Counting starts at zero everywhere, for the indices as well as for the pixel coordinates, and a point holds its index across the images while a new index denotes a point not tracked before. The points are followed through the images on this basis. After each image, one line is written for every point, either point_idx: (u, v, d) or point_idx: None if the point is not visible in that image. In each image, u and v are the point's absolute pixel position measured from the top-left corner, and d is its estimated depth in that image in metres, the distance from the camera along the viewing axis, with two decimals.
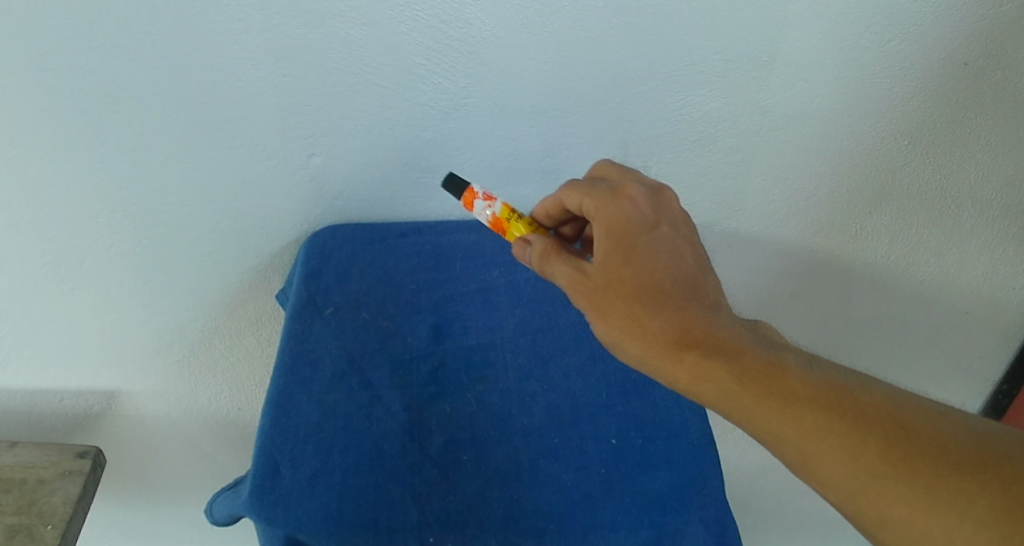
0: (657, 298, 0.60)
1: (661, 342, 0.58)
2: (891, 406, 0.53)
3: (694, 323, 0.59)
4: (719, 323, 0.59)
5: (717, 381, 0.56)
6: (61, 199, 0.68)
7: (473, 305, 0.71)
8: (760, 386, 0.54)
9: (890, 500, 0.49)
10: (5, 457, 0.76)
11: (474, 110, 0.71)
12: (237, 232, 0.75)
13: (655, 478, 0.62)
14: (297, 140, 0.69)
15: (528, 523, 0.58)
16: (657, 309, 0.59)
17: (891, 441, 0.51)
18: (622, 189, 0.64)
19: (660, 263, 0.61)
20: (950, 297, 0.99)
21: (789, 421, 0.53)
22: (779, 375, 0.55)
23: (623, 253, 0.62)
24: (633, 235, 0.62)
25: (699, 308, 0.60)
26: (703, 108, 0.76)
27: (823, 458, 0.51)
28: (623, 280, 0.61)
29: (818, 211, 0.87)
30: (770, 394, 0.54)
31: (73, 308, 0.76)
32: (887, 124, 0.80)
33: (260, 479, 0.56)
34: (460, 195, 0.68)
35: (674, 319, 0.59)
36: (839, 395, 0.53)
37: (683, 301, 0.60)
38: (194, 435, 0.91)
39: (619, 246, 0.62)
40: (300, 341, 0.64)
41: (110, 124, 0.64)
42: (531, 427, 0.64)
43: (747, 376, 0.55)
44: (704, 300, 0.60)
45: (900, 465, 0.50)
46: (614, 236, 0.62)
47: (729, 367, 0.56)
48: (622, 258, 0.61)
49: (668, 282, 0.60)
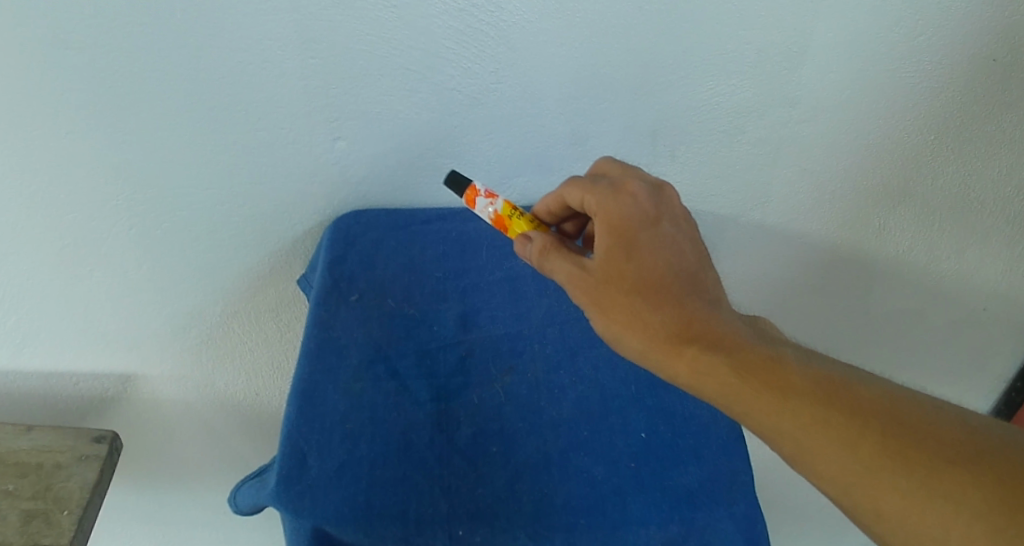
0: (657, 292, 0.59)
1: (660, 336, 0.57)
2: (891, 401, 0.51)
3: (693, 318, 0.57)
4: (719, 319, 0.58)
5: (715, 375, 0.54)
6: (82, 181, 0.67)
7: (499, 294, 0.69)
8: (757, 380, 0.53)
9: (887, 493, 0.48)
10: (22, 440, 0.75)
11: (502, 96, 0.70)
12: (259, 216, 0.73)
13: (685, 472, 0.61)
14: (321, 123, 0.68)
15: (558, 517, 0.58)
16: (657, 304, 0.58)
17: (888, 435, 0.50)
18: (623, 185, 0.63)
19: (660, 258, 0.60)
20: (970, 293, 0.97)
21: (787, 415, 0.52)
22: (778, 369, 0.54)
23: (623, 249, 0.60)
24: (633, 230, 0.61)
25: (698, 303, 0.58)
26: (734, 98, 0.74)
27: (819, 450, 0.50)
28: (624, 274, 0.59)
29: (844, 205, 0.85)
30: (768, 388, 0.53)
31: (91, 290, 0.75)
32: (918, 119, 0.78)
33: (286, 469, 0.55)
34: (461, 192, 0.66)
35: (672, 313, 0.58)
36: (836, 389, 0.52)
37: (682, 295, 0.59)
38: (210, 420, 0.90)
39: (620, 240, 0.61)
40: (326, 328, 0.63)
41: (133, 105, 0.63)
42: (560, 419, 0.63)
43: (745, 369, 0.54)
44: (703, 295, 0.59)
45: (898, 458, 0.49)
46: (615, 231, 0.61)
47: (728, 361, 0.54)
48: (624, 253, 0.60)
49: (669, 277, 0.59)
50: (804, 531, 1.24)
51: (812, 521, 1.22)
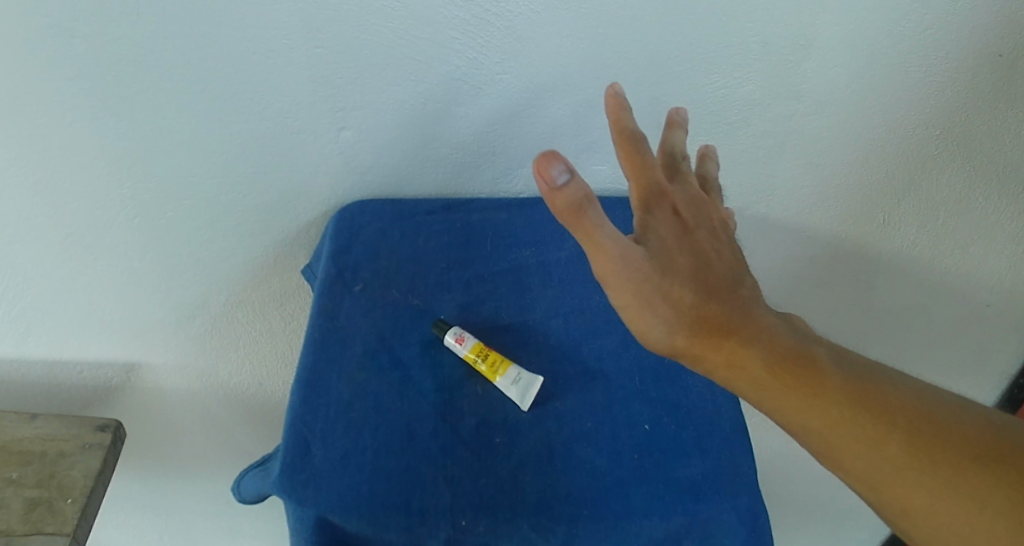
0: (699, 284, 0.54)
1: (698, 328, 0.53)
2: (917, 400, 0.52)
3: (733, 312, 0.54)
4: (755, 315, 0.55)
5: (753, 370, 0.52)
6: (88, 169, 0.68)
7: (504, 285, 0.68)
8: (792, 376, 0.52)
9: (913, 490, 0.48)
10: (26, 429, 0.75)
11: (508, 86, 0.70)
12: (264, 205, 0.74)
13: (689, 464, 0.59)
14: (326, 113, 0.68)
15: (562, 508, 0.56)
16: (697, 294, 0.54)
17: (914, 433, 0.50)
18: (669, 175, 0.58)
19: (702, 251, 0.56)
20: (969, 288, 0.95)
21: (816, 412, 0.51)
22: (812, 367, 0.53)
23: (668, 235, 0.55)
24: (675, 211, 0.56)
25: (737, 298, 0.55)
26: (738, 91, 0.74)
27: (848, 448, 0.50)
28: (670, 258, 0.54)
29: (849, 198, 0.85)
30: (803, 385, 0.52)
31: (97, 279, 0.76)
32: (922, 113, 0.78)
33: (290, 458, 0.55)
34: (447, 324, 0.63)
35: (712, 304, 0.54)
36: (864, 389, 0.52)
37: (722, 289, 0.55)
38: (214, 411, 0.90)
39: (663, 219, 0.55)
40: (330, 318, 0.63)
41: (138, 94, 0.64)
42: (564, 410, 0.61)
43: (781, 365, 0.52)
44: (740, 290, 0.56)
45: (923, 456, 0.49)
46: (658, 206, 0.55)
47: (765, 357, 0.52)
48: (668, 235, 0.55)
49: (710, 271, 0.55)
50: (810, 528, 1.23)
51: (818, 517, 1.21)
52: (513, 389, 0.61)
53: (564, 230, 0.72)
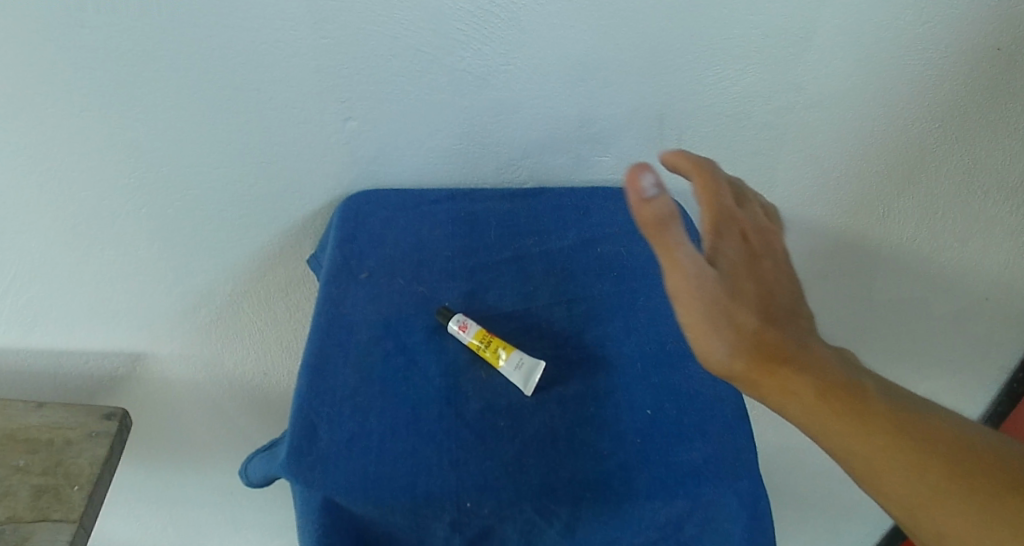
0: (760, 306, 0.54)
1: (754, 348, 0.52)
2: (966, 436, 0.51)
3: (791, 336, 0.54)
4: (813, 341, 0.54)
5: (807, 393, 0.51)
6: (96, 158, 0.69)
7: (507, 273, 0.69)
8: (844, 400, 0.51)
9: (949, 517, 0.48)
10: (32, 417, 0.75)
11: (512, 77, 0.70)
12: (269, 195, 0.74)
13: (691, 448, 0.59)
14: (332, 103, 0.69)
15: (566, 490, 0.56)
16: (756, 316, 0.53)
17: (958, 465, 0.49)
18: (742, 200, 0.60)
19: (768, 275, 0.56)
20: (970, 282, 0.95)
21: (863, 436, 0.50)
22: (866, 393, 0.52)
23: (735, 256, 0.56)
24: (743, 237, 0.57)
25: (795, 323, 0.55)
26: (739, 83, 0.75)
27: (890, 473, 0.49)
28: (735, 281, 0.54)
29: (849, 190, 0.86)
30: (853, 410, 0.51)
31: (104, 268, 0.77)
32: (921, 106, 0.78)
33: (297, 441, 0.56)
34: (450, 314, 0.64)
35: (772, 327, 0.53)
36: (915, 420, 0.51)
37: (782, 314, 0.55)
38: (218, 401, 0.91)
39: (731, 243, 0.56)
40: (335, 305, 0.64)
41: (146, 84, 0.65)
42: (567, 394, 0.61)
43: (834, 389, 0.52)
44: (799, 317, 0.56)
45: (964, 485, 0.48)
46: (726, 230, 0.57)
47: (818, 380, 0.52)
48: (735, 258, 0.56)
49: (772, 294, 0.55)
50: (811, 521, 1.23)
51: (819, 510, 1.22)
52: (516, 374, 0.61)
53: (566, 219, 0.73)
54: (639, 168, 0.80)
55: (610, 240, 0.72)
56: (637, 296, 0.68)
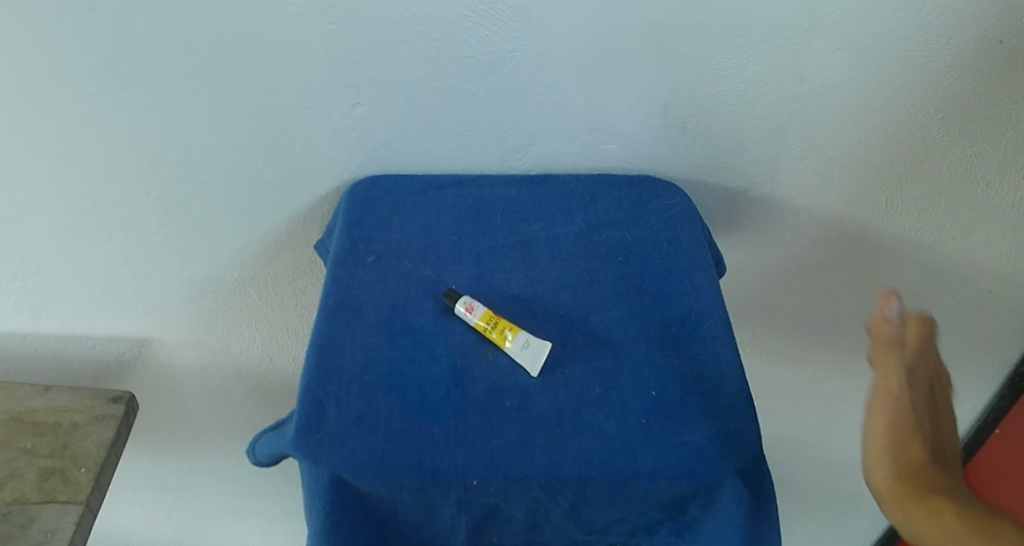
0: (927, 444, 0.64)
1: (915, 475, 0.62)
2: None
3: (941, 470, 0.63)
4: (954, 477, 0.63)
5: (946, 512, 0.60)
6: (105, 142, 0.69)
7: (514, 257, 0.70)
8: (981, 524, 0.59)
9: None
10: (39, 400, 0.76)
11: (519, 65, 0.71)
12: (277, 181, 0.75)
13: (696, 429, 0.58)
14: (341, 88, 0.70)
15: (570, 469, 0.56)
16: (924, 447, 0.63)
17: None
18: (940, 373, 0.71)
19: (935, 430, 0.66)
20: (973, 274, 0.95)
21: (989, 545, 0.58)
22: (999, 523, 0.59)
23: (918, 411, 0.66)
24: (931, 389, 0.69)
25: (944, 468, 0.63)
26: (743, 72, 0.75)
27: None
28: (910, 415, 0.65)
29: (853, 181, 0.85)
30: (987, 530, 0.59)
31: (113, 252, 0.78)
32: (926, 97, 0.79)
33: (305, 419, 0.57)
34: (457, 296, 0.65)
35: (936, 470, 0.63)
36: None
37: (938, 461, 0.64)
38: (224, 388, 0.91)
39: (903, 381, 0.67)
40: (344, 286, 0.65)
41: (155, 68, 0.66)
42: (572, 376, 0.61)
43: (973, 516, 0.59)
44: (948, 466, 0.64)
45: None
46: (919, 374, 0.68)
47: (957, 506, 0.60)
48: (919, 405, 0.66)
49: (936, 441, 0.65)
50: (810, 512, 1.25)
51: (817, 499, 1.23)
52: (523, 355, 0.61)
53: (571, 206, 0.75)
54: (645, 156, 0.80)
55: (614, 225, 0.73)
56: (642, 280, 0.68)
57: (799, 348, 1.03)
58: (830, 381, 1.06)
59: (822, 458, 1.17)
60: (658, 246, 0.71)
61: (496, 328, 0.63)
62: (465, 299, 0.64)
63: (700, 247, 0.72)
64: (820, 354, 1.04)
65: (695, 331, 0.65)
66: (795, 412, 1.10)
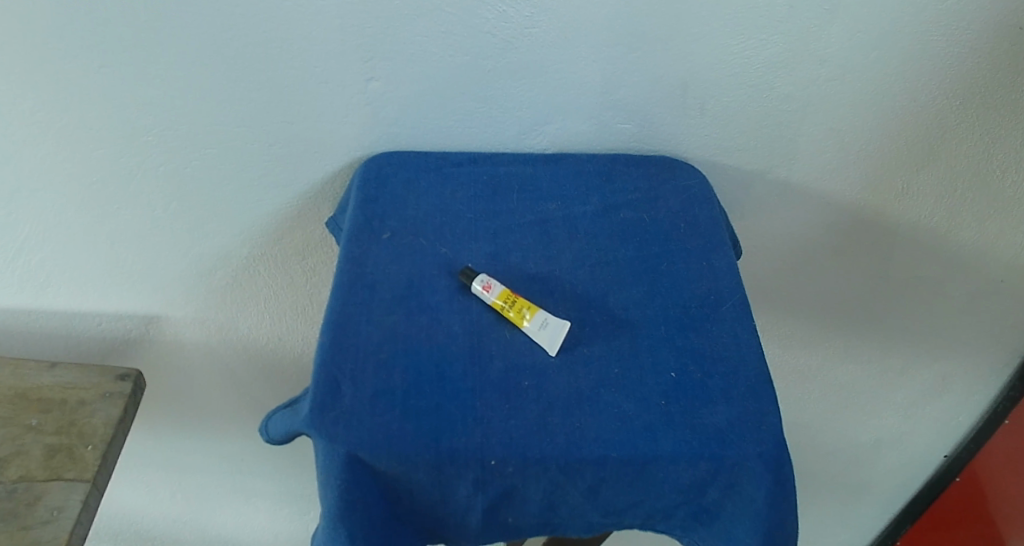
0: None
1: None
2: None
3: None
4: None
5: None
6: (116, 115, 0.68)
7: (531, 235, 0.69)
8: None
9: None
10: (46, 377, 0.75)
11: (536, 42, 0.70)
12: (288, 156, 0.74)
13: (717, 411, 0.57)
14: (355, 62, 0.68)
15: (590, 450, 0.55)
16: None
17: None
18: None
19: None
20: (988, 262, 0.94)
21: None
22: None
23: None
24: None
25: None
26: (763, 53, 0.73)
27: None
28: None
29: (871, 167, 0.84)
30: None
31: (121, 228, 0.76)
32: (947, 81, 0.77)
33: (320, 397, 0.55)
34: (474, 274, 0.64)
35: None
36: None
37: None
38: (231, 367, 0.90)
39: None
40: (358, 263, 0.64)
41: (167, 40, 0.64)
42: (591, 355, 0.60)
43: None
44: None
45: None
46: None
47: None
48: None
49: None
50: (816, 498, 1.25)
51: (823, 486, 1.23)
52: (541, 334, 0.60)
53: (587, 186, 0.73)
54: (663, 137, 0.78)
55: (632, 205, 0.72)
56: (660, 261, 0.67)
57: (811, 334, 1.03)
58: (841, 367, 1.06)
59: (830, 443, 1.16)
60: (676, 226, 0.70)
61: (513, 307, 0.62)
62: (482, 278, 0.63)
63: (719, 228, 0.70)
64: (831, 340, 1.03)
65: (714, 313, 0.63)
66: (805, 399, 1.10)
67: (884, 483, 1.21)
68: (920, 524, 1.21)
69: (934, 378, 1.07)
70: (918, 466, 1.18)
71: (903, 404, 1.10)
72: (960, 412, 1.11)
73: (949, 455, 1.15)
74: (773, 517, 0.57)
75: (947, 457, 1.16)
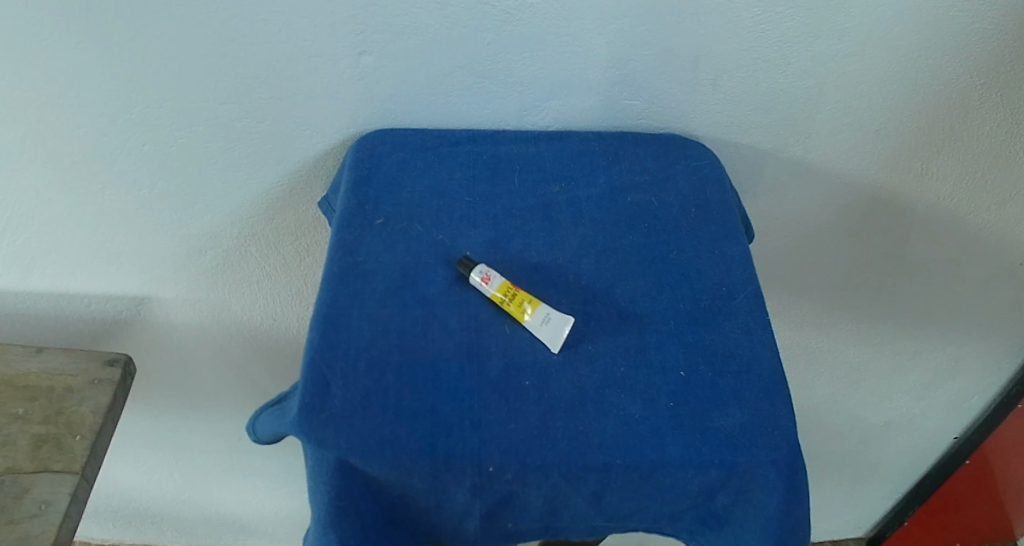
0: None
1: None
2: None
3: None
4: None
5: None
6: (96, 93, 0.64)
7: (532, 221, 0.65)
8: None
9: None
10: (33, 362, 0.73)
11: (539, 13, 0.65)
12: (277, 134, 0.70)
13: (728, 414, 0.54)
14: (345, 35, 0.64)
15: (593, 456, 0.52)
16: None
17: None
18: None
19: None
20: (1008, 245, 0.90)
21: None
22: None
23: None
24: None
25: None
26: (781, 26, 0.68)
27: None
28: None
29: (892, 145, 0.79)
30: None
31: (106, 208, 0.73)
32: (978, 56, 0.72)
33: (309, 398, 0.53)
34: (473, 266, 0.60)
35: None
36: None
37: None
38: (226, 347, 0.88)
39: None
40: (350, 252, 0.61)
41: (147, 14, 0.60)
42: (595, 353, 0.57)
43: None
44: None
45: None
46: None
47: None
48: None
49: None
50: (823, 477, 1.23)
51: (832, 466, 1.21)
52: (543, 330, 0.57)
53: (593, 167, 0.69)
54: (674, 113, 0.74)
55: (639, 188, 0.68)
56: (669, 249, 0.64)
57: (823, 315, 0.99)
58: (853, 348, 1.03)
59: (840, 423, 1.14)
60: (686, 211, 0.66)
61: (512, 300, 0.59)
62: (482, 268, 0.60)
63: (731, 213, 0.67)
64: (845, 321, 1.00)
65: (726, 307, 0.60)
66: (815, 380, 1.07)
67: (895, 462, 1.19)
68: (927, 506, 1.19)
69: (948, 360, 1.04)
70: (929, 446, 1.16)
71: (915, 386, 1.08)
72: (972, 393, 1.08)
73: (960, 436, 1.13)
74: (786, 524, 0.54)
75: (958, 438, 1.13)
